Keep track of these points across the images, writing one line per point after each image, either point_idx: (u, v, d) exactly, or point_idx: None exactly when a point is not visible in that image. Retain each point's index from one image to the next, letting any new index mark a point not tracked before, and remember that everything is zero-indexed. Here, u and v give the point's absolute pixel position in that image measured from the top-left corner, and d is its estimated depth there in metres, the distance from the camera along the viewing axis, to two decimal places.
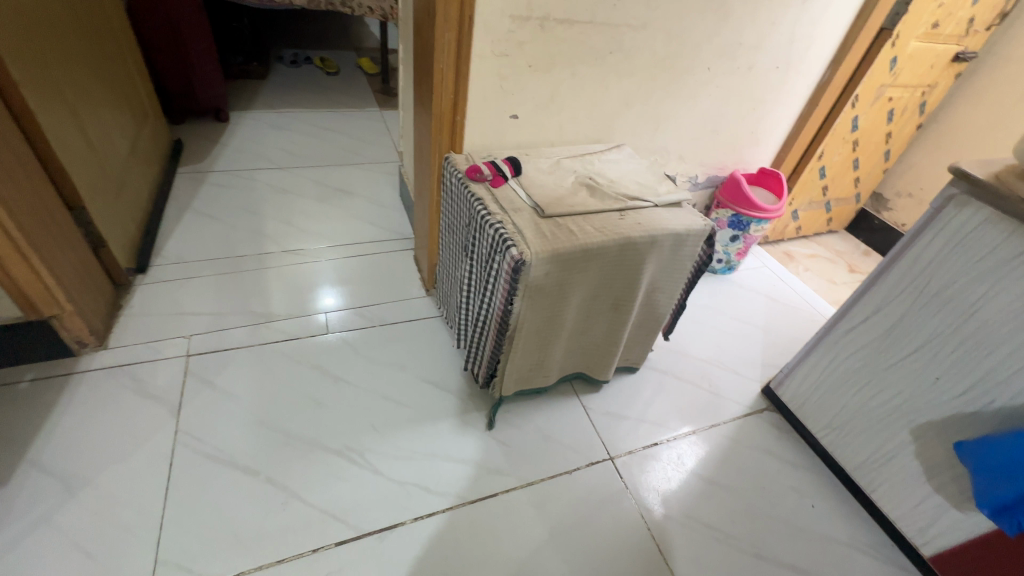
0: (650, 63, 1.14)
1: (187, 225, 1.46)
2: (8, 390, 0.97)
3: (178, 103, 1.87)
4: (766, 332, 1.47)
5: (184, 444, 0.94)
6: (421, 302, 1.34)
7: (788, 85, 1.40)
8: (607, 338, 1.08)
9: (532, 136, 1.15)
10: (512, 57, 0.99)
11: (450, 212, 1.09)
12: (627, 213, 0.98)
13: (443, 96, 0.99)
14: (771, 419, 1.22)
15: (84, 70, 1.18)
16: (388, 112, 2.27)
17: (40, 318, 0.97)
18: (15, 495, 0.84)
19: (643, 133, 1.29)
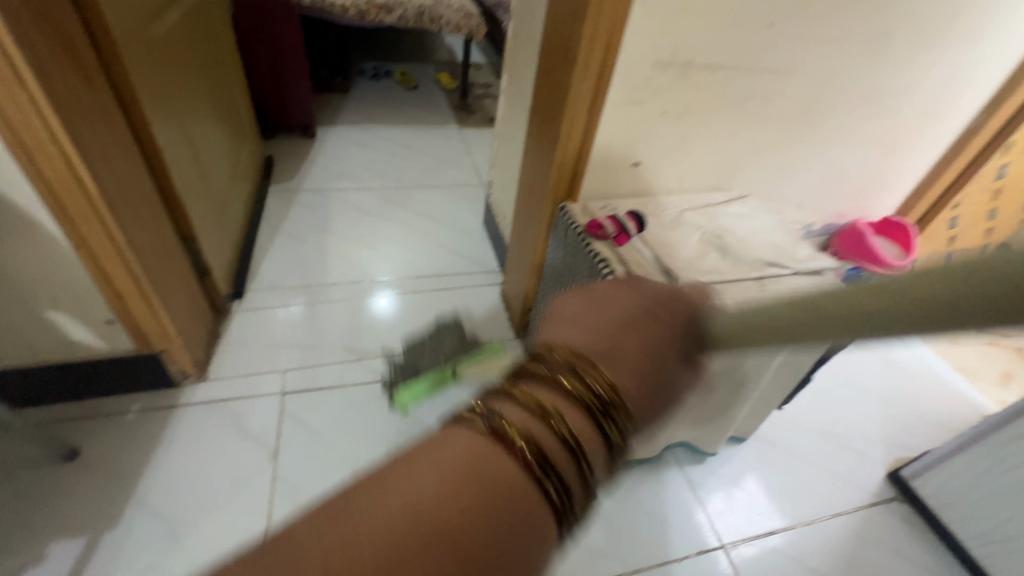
0: (790, 107, 1.03)
1: (278, 248, 1.46)
2: (117, 421, 0.97)
3: (270, 119, 1.90)
4: (885, 403, 1.32)
5: (283, 494, 0.92)
6: (510, 346, 1.28)
7: (933, 130, 1.24)
8: (726, 412, 0.98)
9: (651, 184, 1.06)
10: (647, 103, 0.91)
11: (561, 263, 1.02)
12: (766, 282, 0.88)
13: (569, 143, 0.92)
14: (900, 511, 1.08)
15: (199, 97, 1.19)
16: (466, 130, 2.23)
17: (151, 351, 0.96)
18: (125, 539, 0.83)
19: (766, 180, 1.17)
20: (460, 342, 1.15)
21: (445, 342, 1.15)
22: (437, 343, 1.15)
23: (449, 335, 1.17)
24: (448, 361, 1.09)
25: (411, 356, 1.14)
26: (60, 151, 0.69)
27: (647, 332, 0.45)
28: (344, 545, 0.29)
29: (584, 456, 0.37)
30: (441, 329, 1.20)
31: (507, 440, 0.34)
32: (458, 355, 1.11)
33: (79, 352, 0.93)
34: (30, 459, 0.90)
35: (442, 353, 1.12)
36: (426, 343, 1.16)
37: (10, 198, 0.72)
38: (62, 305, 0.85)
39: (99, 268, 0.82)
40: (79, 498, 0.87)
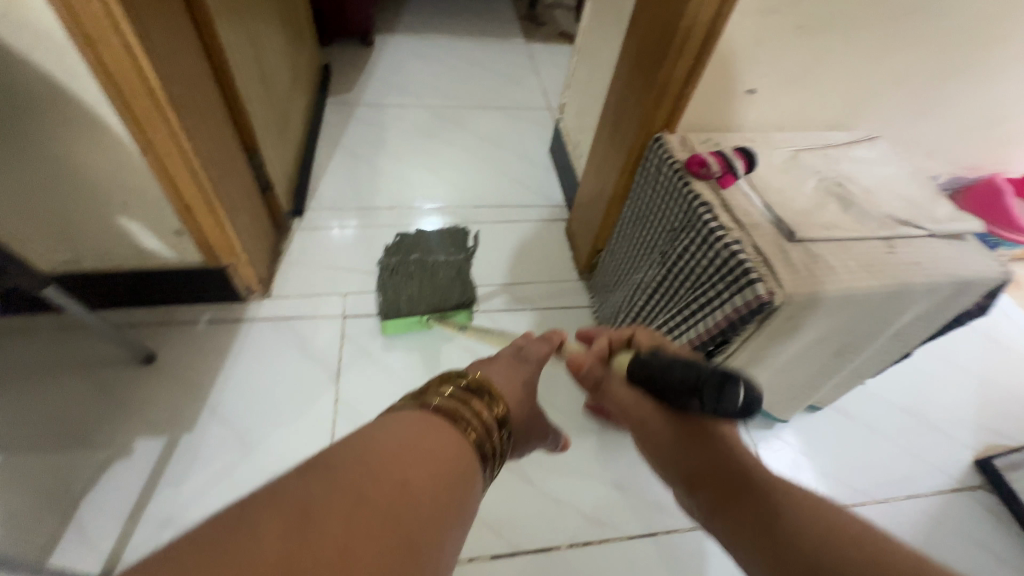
0: (958, 27, 0.83)
1: (337, 165, 1.41)
2: (188, 330, 0.99)
3: (327, 23, 1.77)
4: (983, 385, 1.18)
5: (345, 416, 0.93)
6: (572, 287, 1.22)
7: None
8: (811, 382, 0.90)
9: (763, 117, 0.91)
10: (783, 13, 0.75)
11: (646, 203, 0.91)
12: (895, 243, 0.75)
13: (679, 61, 0.78)
14: (985, 502, 1.00)
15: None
16: (534, 45, 2.02)
17: (218, 266, 0.95)
18: (200, 444, 0.86)
19: (900, 121, 0.99)
20: (456, 255, 1.14)
21: (443, 252, 1.15)
22: (433, 252, 1.15)
23: (452, 248, 1.17)
24: (431, 267, 1.09)
25: (402, 263, 1.11)
26: (124, 44, 0.62)
27: (522, 373, 0.52)
28: (373, 469, 0.30)
29: (498, 428, 0.43)
30: (450, 237, 1.20)
31: (443, 412, 0.39)
32: (443, 264, 1.11)
33: (150, 260, 0.92)
34: (110, 358, 0.93)
35: (431, 257, 1.13)
36: (430, 245, 1.17)
37: (77, 93, 0.67)
38: (133, 211, 0.83)
39: (166, 177, 0.78)
40: (156, 399, 0.90)
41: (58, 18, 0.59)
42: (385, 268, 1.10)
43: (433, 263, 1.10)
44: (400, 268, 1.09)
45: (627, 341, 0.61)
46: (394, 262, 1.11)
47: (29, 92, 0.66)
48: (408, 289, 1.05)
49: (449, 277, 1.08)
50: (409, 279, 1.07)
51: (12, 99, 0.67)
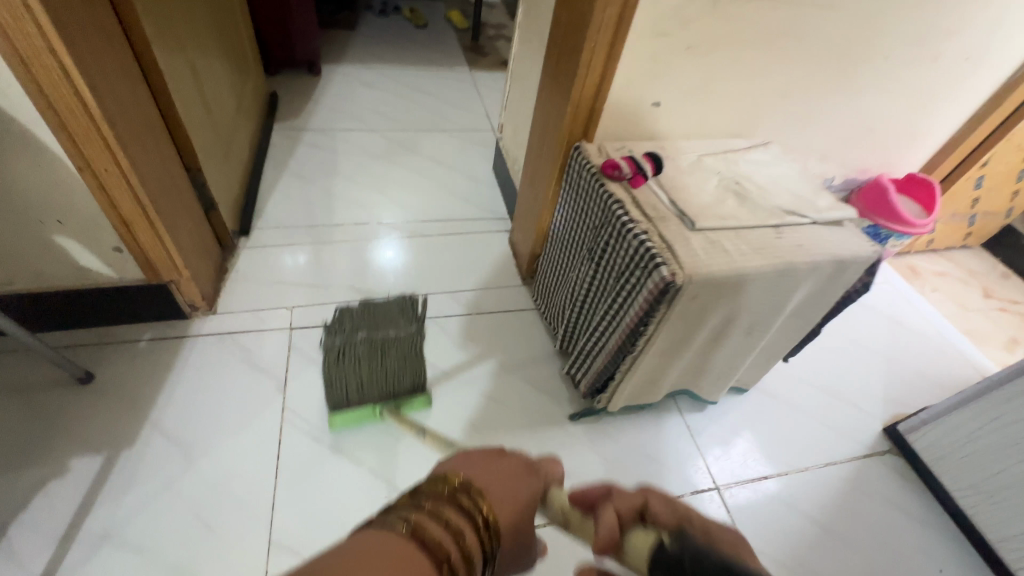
0: (826, 48, 0.97)
1: (284, 186, 1.44)
2: (128, 348, 0.98)
3: (274, 53, 1.82)
4: (890, 362, 1.34)
5: (292, 423, 0.94)
6: (516, 291, 1.28)
7: (971, 80, 1.18)
8: (730, 362, 0.98)
9: (671, 127, 1.02)
10: (674, 36, 0.86)
11: (573, 206, 1.00)
12: (783, 230, 0.86)
13: (588, 77, 0.88)
14: (894, 465, 1.10)
15: (201, 20, 1.14)
16: (478, 72, 2.14)
17: (160, 282, 0.97)
18: (140, 459, 0.85)
19: (791, 128, 1.12)
20: (409, 328, 0.94)
21: (392, 326, 0.94)
22: (382, 323, 0.94)
23: (400, 321, 0.95)
24: (381, 347, 0.91)
25: (348, 344, 0.90)
26: (59, 63, 0.65)
27: (522, 491, 0.40)
28: None
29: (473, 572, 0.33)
30: (398, 305, 0.97)
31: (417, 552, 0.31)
32: (395, 343, 0.92)
33: (88, 279, 0.92)
34: (43, 381, 0.91)
35: (381, 334, 0.92)
36: (377, 314, 0.94)
37: (10, 112, 0.69)
38: (68, 229, 0.84)
39: (105, 193, 0.80)
40: (93, 418, 0.89)
41: None
42: (329, 351, 0.89)
43: (384, 340, 0.91)
44: (346, 352, 0.89)
45: (643, 509, 0.40)
46: (339, 343, 0.90)
47: None
48: (357, 377, 0.90)
49: (403, 361, 0.93)
50: (359, 366, 0.90)
51: None
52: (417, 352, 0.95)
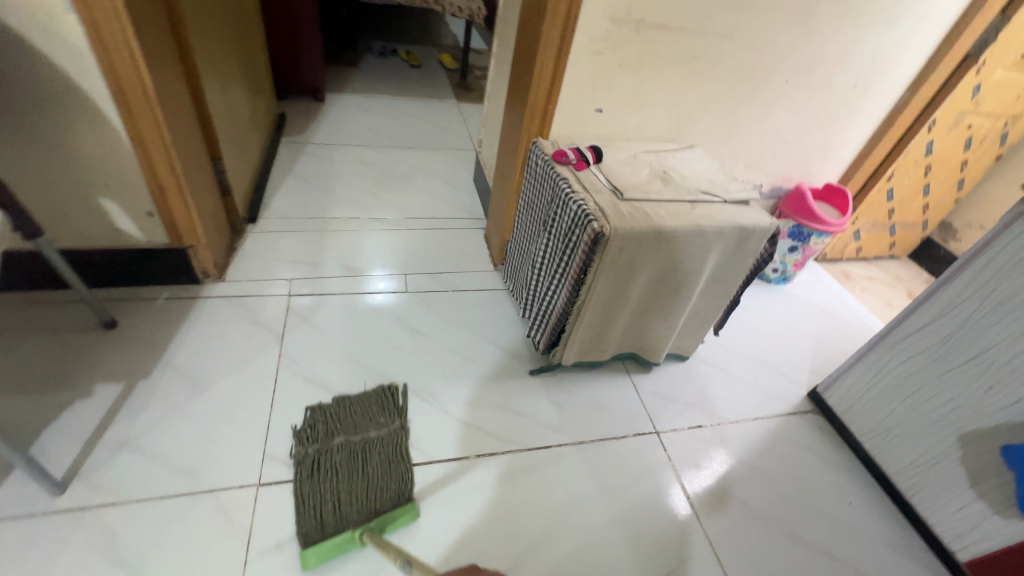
0: (733, 71, 1.22)
1: (288, 187, 1.64)
2: (148, 304, 1.14)
3: (284, 81, 2.08)
4: (818, 344, 1.51)
5: (287, 366, 1.09)
6: (488, 275, 1.46)
7: (864, 103, 1.44)
8: (664, 322, 1.16)
9: (613, 130, 1.24)
10: (606, 54, 1.10)
11: (531, 191, 1.20)
12: (697, 205, 1.06)
13: (540, 85, 1.11)
14: (814, 421, 1.26)
15: (229, 43, 1.37)
16: (464, 104, 2.41)
17: (181, 247, 1.14)
18: (154, 387, 1.00)
19: (715, 137, 1.36)
20: (387, 426, 1.01)
21: (371, 425, 1.00)
22: (361, 425, 1.00)
23: (382, 414, 1.03)
24: (360, 454, 0.95)
25: (325, 453, 0.94)
26: (131, 54, 0.85)
27: None
28: None
29: None
30: (377, 402, 1.05)
31: None
32: (375, 444, 0.98)
33: (121, 241, 1.09)
34: (73, 325, 1.06)
35: (360, 436, 0.98)
36: (355, 416, 1.01)
37: (86, 93, 0.89)
38: (113, 194, 1.02)
39: (149, 162, 0.99)
40: (115, 355, 1.03)
41: (84, 36, 0.82)
42: (304, 465, 0.91)
43: (363, 445, 0.96)
44: (324, 462, 0.92)
45: None
46: (314, 454, 0.93)
47: (46, 91, 0.87)
48: (335, 490, 0.89)
49: (384, 463, 0.95)
50: (336, 476, 0.91)
51: (33, 97, 0.87)
52: (396, 457, 0.96)
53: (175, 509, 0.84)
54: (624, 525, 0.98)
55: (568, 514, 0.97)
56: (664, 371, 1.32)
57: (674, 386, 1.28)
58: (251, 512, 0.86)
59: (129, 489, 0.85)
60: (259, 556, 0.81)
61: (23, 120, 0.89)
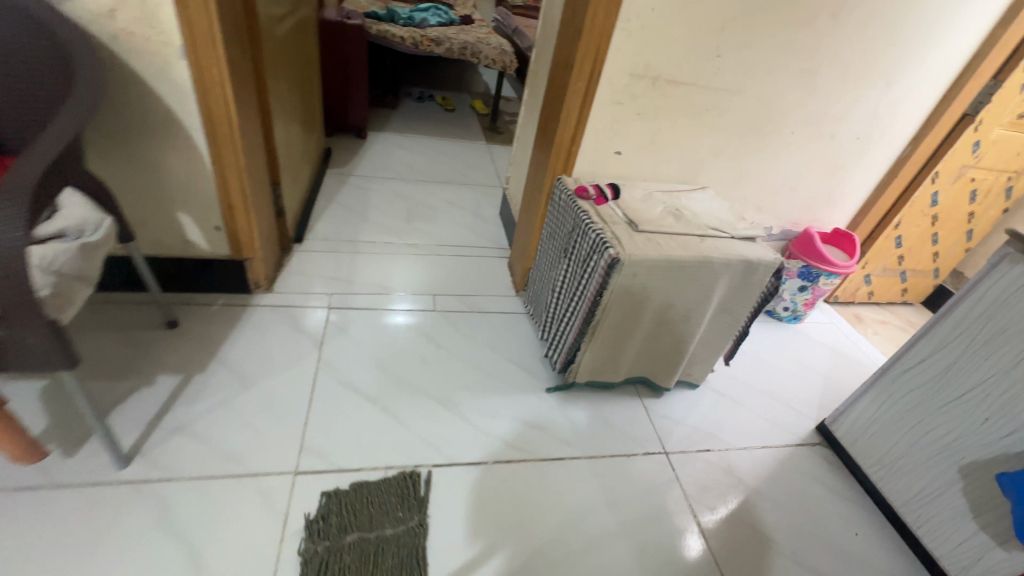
0: (741, 123, 1.34)
1: (331, 212, 1.80)
2: (206, 309, 1.27)
3: (332, 120, 2.29)
4: (828, 381, 1.55)
5: (325, 370, 1.19)
6: (510, 300, 1.56)
7: (868, 155, 1.54)
8: (675, 347, 1.23)
9: (631, 170, 1.37)
10: (626, 105, 1.24)
11: (554, 222, 1.32)
12: (706, 239, 1.16)
13: (566, 128, 1.24)
14: (822, 454, 1.29)
15: (293, 86, 1.56)
16: (493, 146, 2.60)
17: (239, 259, 1.27)
18: (208, 381, 1.11)
19: (726, 181, 1.47)
20: (404, 523, 0.94)
21: (387, 521, 0.94)
22: (376, 519, 0.94)
23: (400, 508, 0.96)
24: (371, 557, 0.88)
25: (334, 554, 0.87)
26: (224, 94, 1.01)
27: None
28: None
29: None
30: (396, 493, 0.98)
31: None
32: (389, 544, 0.91)
33: (190, 251, 1.24)
34: (140, 323, 1.19)
35: (374, 534, 0.92)
36: (372, 509, 0.95)
37: (181, 124, 1.05)
38: (189, 209, 1.17)
39: (224, 184, 1.14)
40: (175, 351, 1.15)
41: (188, 78, 0.99)
42: (312, 564, 0.85)
43: (376, 546, 0.90)
44: (332, 564, 0.86)
45: None
46: (323, 552, 0.87)
47: (151, 121, 1.03)
48: None
49: (395, 571, 0.87)
50: None
51: (139, 125, 1.03)
52: (408, 562, 0.89)
53: (222, 489, 0.93)
54: (632, 536, 1.02)
55: (579, 522, 1.02)
56: (674, 397, 1.38)
57: (684, 411, 1.34)
58: (288, 496, 0.94)
59: (183, 469, 0.94)
60: (293, 536, 0.89)
61: (127, 144, 1.05)
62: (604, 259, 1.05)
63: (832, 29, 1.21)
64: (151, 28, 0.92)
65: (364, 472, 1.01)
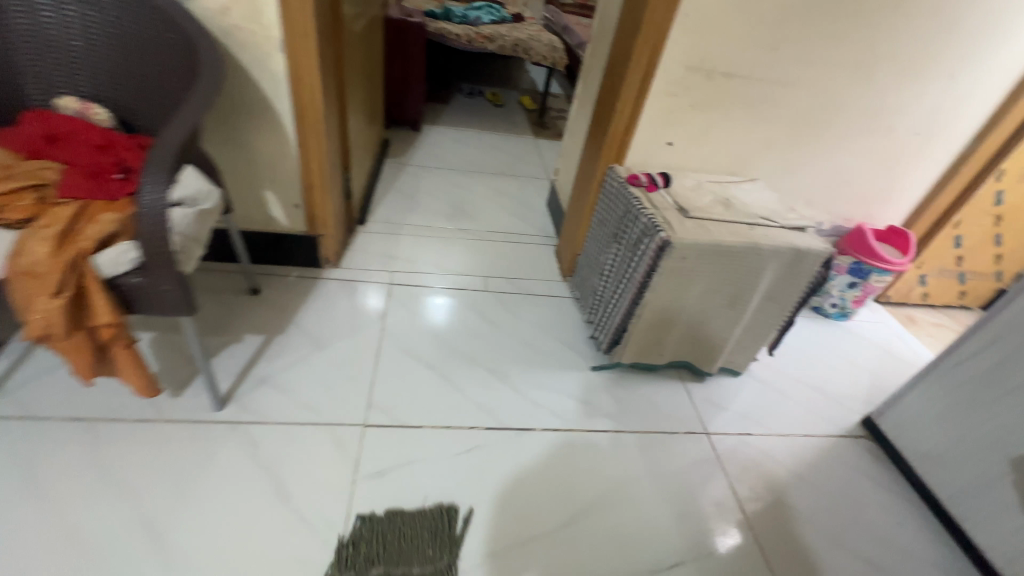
0: (795, 116, 1.36)
1: (390, 198, 1.92)
2: (283, 279, 1.41)
3: (390, 112, 2.42)
4: (875, 378, 1.54)
5: (388, 338, 1.30)
6: (557, 284, 1.63)
7: (927, 150, 1.52)
8: (720, 332, 1.27)
9: (681, 161, 1.41)
10: (679, 96, 1.28)
11: (604, 208, 1.38)
12: (755, 227, 1.19)
13: (620, 119, 1.30)
14: (866, 446, 1.30)
15: (362, 79, 1.68)
16: (541, 140, 2.67)
17: (314, 235, 1.40)
18: (287, 342, 1.23)
19: (777, 174, 1.48)
20: (434, 562, 0.90)
21: (416, 558, 0.90)
22: (406, 554, 0.91)
23: (431, 544, 0.92)
24: None
25: None
26: (313, 82, 1.12)
27: None
28: None
29: None
30: (430, 527, 0.95)
31: None
32: None
33: (272, 226, 1.38)
34: (228, 289, 1.34)
35: (401, 570, 0.89)
36: (403, 541, 0.92)
37: (274, 110, 1.17)
38: (275, 187, 1.30)
39: (306, 165, 1.26)
40: (259, 315, 1.29)
41: (283, 69, 1.11)
42: None
43: None
44: None
45: None
46: None
47: (250, 106, 1.16)
48: None
49: None
50: None
51: (240, 110, 1.17)
52: None
53: (303, 434, 1.05)
54: (672, 505, 1.08)
55: (622, 489, 1.08)
56: (717, 384, 1.41)
57: (726, 397, 1.37)
58: (359, 444, 1.05)
59: (270, 414, 1.07)
60: (364, 479, 1.00)
61: (228, 127, 1.19)
62: (655, 241, 1.10)
63: (893, 23, 1.21)
64: (256, 23, 1.04)
65: (425, 429, 1.11)
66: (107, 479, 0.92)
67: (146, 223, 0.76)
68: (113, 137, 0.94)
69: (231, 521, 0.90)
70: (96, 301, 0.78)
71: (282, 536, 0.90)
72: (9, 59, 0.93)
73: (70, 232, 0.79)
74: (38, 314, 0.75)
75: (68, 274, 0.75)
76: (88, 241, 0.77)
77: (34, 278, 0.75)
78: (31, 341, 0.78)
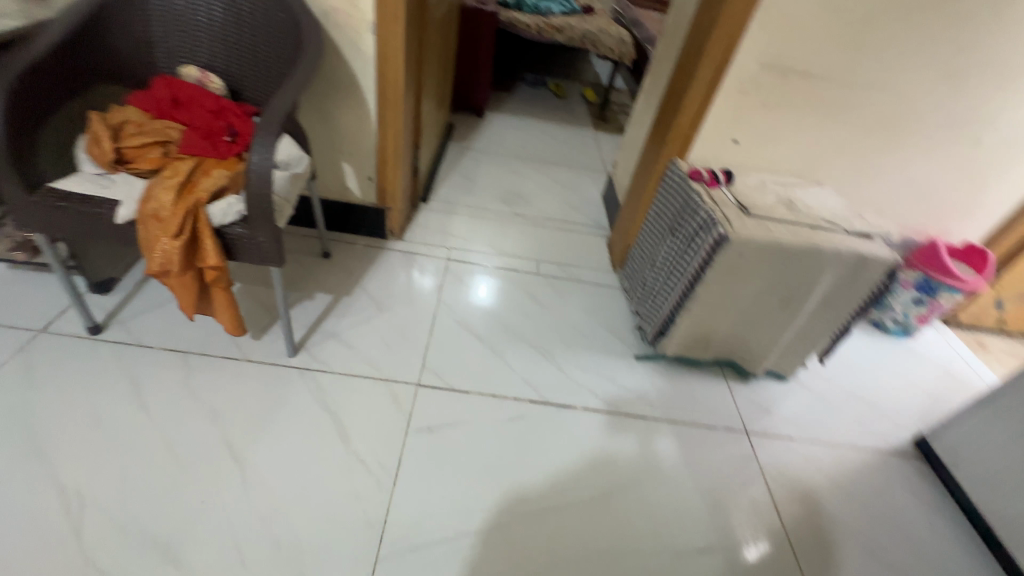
0: (871, 120, 1.32)
1: (451, 179, 2.00)
2: (351, 246, 1.52)
3: (456, 97, 2.51)
4: (933, 399, 1.48)
5: (442, 309, 1.38)
6: (607, 274, 1.67)
7: (1018, 165, 1.43)
8: (769, 333, 1.27)
9: (746, 160, 1.40)
10: (751, 94, 1.28)
11: (662, 202, 1.39)
12: (818, 231, 1.17)
13: (686, 113, 1.31)
14: (916, 465, 1.26)
15: (438, 63, 1.76)
16: (600, 133, 2.68)
17: (382, 207, 1.49)
18: (352, 303, 1.34)
19: (846, 179, 1.44)
20: None
21: None
22: None
23: None
24: None
25: None
26: (397, 64, 1.20)
27: None
28: None
29: None
30: None
31: None
32: None
33: (346, 196, 1.49)
34: (303, 250, 1.46)
35: None
36: None
37: (359, 87, 1.26)
38: (352, 159, 1.41)
39: (382, 140, 1.35)
40: (329, 276, 1.40)
41: (372, 50, 1.19)
42: None
43: None
44: None
45: None
46: None
47: (339, 83, 1.26)
48: None
49: None
50: None
51: (329, 86, 1.27)
52: None
53: (363, 386, 1.14)
54: (705, 496, 1.10)
55: (656, 473, 1.11)
56: (761, 386, 1.40)
57: (769, 399, 1.36)
58: (412, 402, 1.13)
59: (335, 365, 1.17)
60: (414, 433, 1.08)
61: (318, 101, 1.29)
62: (711, 236, 1.11)
63: (991, 26, 1.15)
64: (352, 7, 1.13)
65: (471, 395, 1.18)
66: (197, 404, 1.05)
67: (253, 180, 0.86)
68: (223, 103, 1.06)
69: (298, 452, 1.01)
70: (205, 245, 0.89)
71: (342, 471, 1.00)
72: (145, 32, 1.05)
73: (187, 184, 0.91)
74: (160, 252, 0.87)
75: (186, 219, 0.87)
76: (203, 193, 0.88)
77: (158, 221, 0.87)
78: (152, 276, 0.91)
